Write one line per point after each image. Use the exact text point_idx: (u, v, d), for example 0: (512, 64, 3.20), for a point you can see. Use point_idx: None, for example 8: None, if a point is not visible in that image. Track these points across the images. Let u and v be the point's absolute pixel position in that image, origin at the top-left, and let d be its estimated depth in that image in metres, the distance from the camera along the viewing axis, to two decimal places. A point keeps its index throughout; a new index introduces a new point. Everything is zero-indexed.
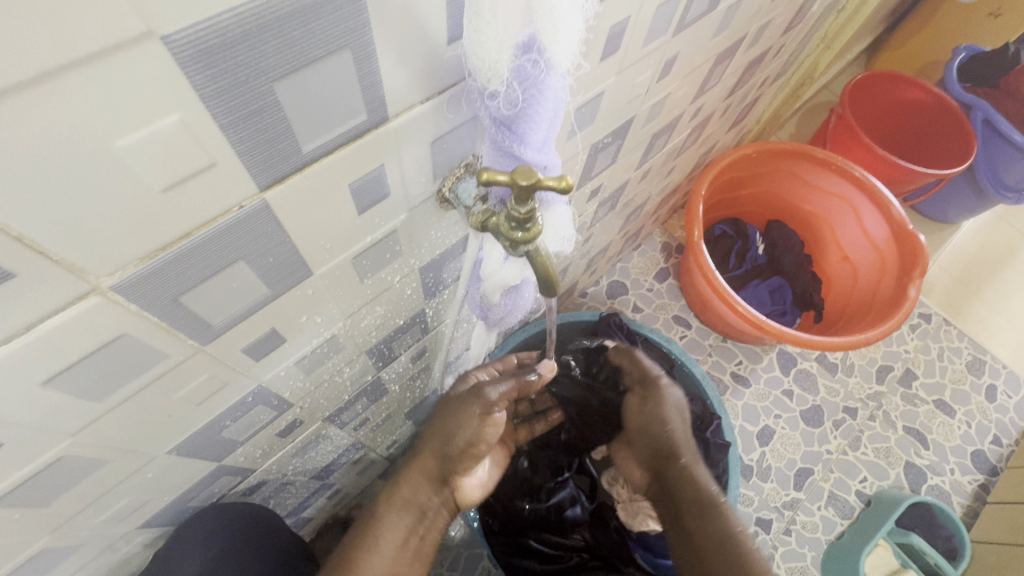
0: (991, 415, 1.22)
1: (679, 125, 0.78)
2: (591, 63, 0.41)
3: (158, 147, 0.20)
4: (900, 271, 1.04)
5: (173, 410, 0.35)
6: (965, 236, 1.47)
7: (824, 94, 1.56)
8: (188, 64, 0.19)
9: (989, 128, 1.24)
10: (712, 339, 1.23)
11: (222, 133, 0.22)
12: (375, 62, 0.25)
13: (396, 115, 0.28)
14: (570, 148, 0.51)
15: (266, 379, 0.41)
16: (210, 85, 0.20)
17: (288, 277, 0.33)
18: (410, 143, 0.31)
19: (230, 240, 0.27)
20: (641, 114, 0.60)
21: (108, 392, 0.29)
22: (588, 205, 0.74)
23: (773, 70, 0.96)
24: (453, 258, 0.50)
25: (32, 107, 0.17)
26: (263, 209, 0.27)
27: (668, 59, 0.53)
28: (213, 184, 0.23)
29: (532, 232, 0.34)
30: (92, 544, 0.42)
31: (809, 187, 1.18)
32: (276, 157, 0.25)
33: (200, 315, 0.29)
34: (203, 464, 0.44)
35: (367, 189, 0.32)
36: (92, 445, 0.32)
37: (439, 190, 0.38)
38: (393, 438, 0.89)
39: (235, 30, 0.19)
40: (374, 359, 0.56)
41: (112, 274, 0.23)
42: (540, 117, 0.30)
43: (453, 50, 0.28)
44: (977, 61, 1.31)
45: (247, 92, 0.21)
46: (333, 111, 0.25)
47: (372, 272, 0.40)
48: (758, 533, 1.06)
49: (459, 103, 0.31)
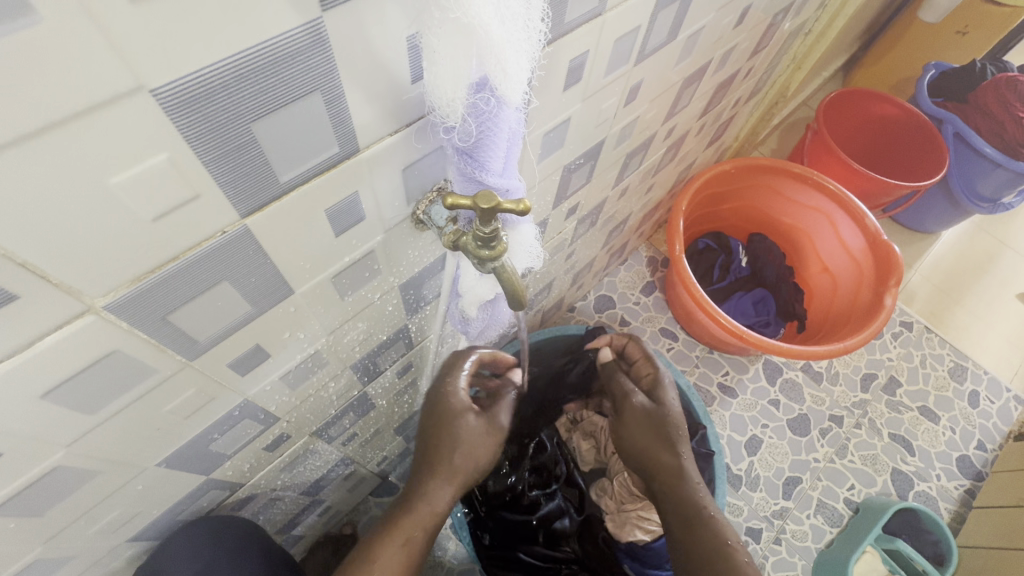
0: (975, 420, 1.24)
1: (653, 144, 0.81)
2: (554, 92, 0.44)
3: (148, 182, 0.23)
4: (877, 280, 1.07)
5: (162, 423, 0.37)
6: (944, 245, 1.51)
7: (803, 111, 1.61)
8: (173, 111, 0.22)
9: (960, 141, 1.29)
10: (699, 351, 1.26)
11: (205, 168, 0.24)
12: (344, 102, 0.28)
13: (367, 146, 0.31)
14: (542, 169, 0.54)
15: (252, 393, 0.43)
16: (194, 127, 0.23)
17: (271, 295, 0.35)
18: (381, 172, 0.34)
19: (214, 262, 0.29)
20: (612, 135, 0.64)
21: (102, 404, 0.31)
22: (567, 222, 0.77)
23: (745, 90, 1.01)
24: (432, 275, 0.52)
25: (39, 151, 0.19)
26: (244, 234, 0.29)
27: (633, 85, 0.57)
28: (197, 213, 0.26)
29: (497, 250, 0.37)
30: (84, 556, 0.44)
31: (787, 201, 1.21)
32: (256, 188, 0.27)
33: (187, 332, 0.32)
34: (191, 478, 0.46)
35: (343, 214, 0.34)
36: (85, 456, 0.34)
37: (413, 212, 0.40)
38: (383, 454, 0.90)
39: (215, 81, 0.22)
40: (360, 374, 0.58)
41: (105, 295, 0.26)
42: (497, 146, 0.33)
43: (417, 89, 0.31)
44: (945, 78, 1.36)
45: (227, 133, 0.24)
46: (308, 146, 0.28)
47: (352, 290, 0.43)
48: (748, 543, 1.07)
49: (426, 134, 0.34)
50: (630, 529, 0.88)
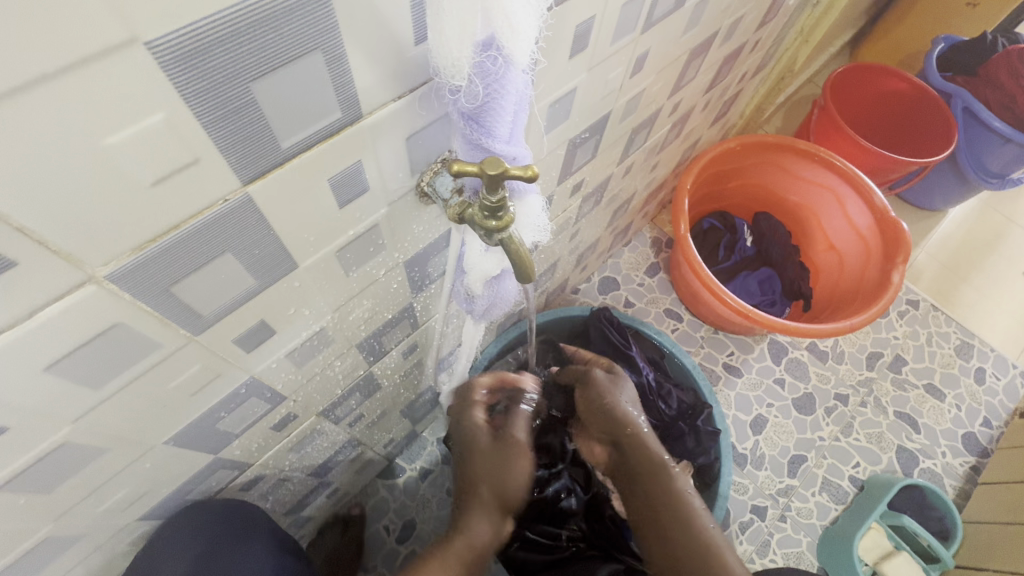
0: (981, 398, 1.24)
1: (658, 120, 0.80)
2: (560, 60, 0.43)
3: (146, 143, 0.22)
4: (884, 257, 1.06)
5: (169, 400, 0.37)
6: (952, 223, 1.49)
7: (809, 88, 1.59)
8: (169, 66, 0.21)
9: (970, 115, 1.26)
10: (703, 331, 1.25)
11: (203, 130, 0.24)
12: (346, 62, 0.27)
13: (371, 111, 0.30)
14: (546, 144, 0.53)
15: (258, 371, 0.43)
16: (191, 85, 0.22)
17: (275, 269, 0.35)
18: (384, 139, 0.33)
19: (217, 232, 0.28)
20: (617, 109, 0.62)
21: (107, 379, 0.31)
22: (572, 200, 0.76)
23: (752, 64, 0.99)
24: (437, 252, 0.52)
25: (32, 106, 0.19)
26: (246, 203, 0.28)
27: (639, 55, 0.55)
28: (198, 178, 0.25)
29: (505, 220, 0.36)
30: (95, 535, 0.44)
31: (794, 178, 1.20)
32: (257, 153, 0.27)
33: (191, 305, 0.31)
34: (200, 456, 0.46)
35: (346, 183, 0.34)
36: (92, 432, 0.33)
37: (418, 184, 0.39)
38: (390, 436, 0.90)
39: (212, 34, 0.21)
40: (365, 353, 0.58)
41: (106, 264, 0.25)
42: (503, 111, 0.31)
43: (420, 50, 0.30)
44: (956, 51, 1.33)
45: (225, 92, 0.23)
46: (309, 109, 0.27)
47: (357, 265, 0.42)
48: (753, 521, 1.08)
49: (430, 100, 0.33)
50: None
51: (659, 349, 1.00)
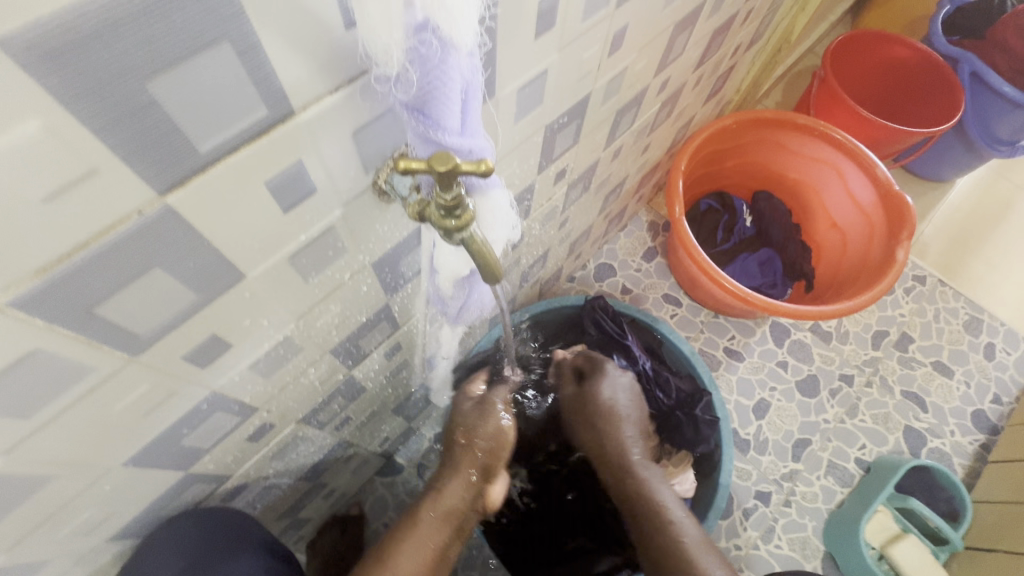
0: (991, 373, 1.21)
1: (646, 99, 0.76)
2: (523, 42, 0.40)
3: (22, 155, 0.20)
4: (888, 234, 1.03)
5: (119, 421, 0.35)
6: (960, 193, 1.44)
7: (809, 59, 1.53)
8: (36, 68, 0.18)
9: (977, 81, 1.21)
10: (703, 316, 1.22)
11: (96, 137, 0.21)
12: (263, 53, 0.24)
13: (303, 107, 0.28)
14: (518, 132, 0.50)
15: (219, 385, 0.41)
16: (69, 88, 0.19)
17: (218, 281, 0.32)
18: (326, 137, 0.30)
19: (136, 247, 0.26)
20: (598, 90, 0.59)
21: (37, 408, 0.29)
22: (557, 188, 0.73)
23: (745, 36, 0.94)
24: (408, 251, 0.49)
25: None
26: (168, 214, 0.26)
27: (616, 32, 0.52)
28: (102, 192, 0.23)
29: (463, 219, 0.33)
30: (62, 559, 0.42)
31: (793, 154, 1.15)
32: (171, 160, 0.24)
33: (123, 325, 0.29)
34: (168, 473, 0.44)
35: (289, 186, 0.31)
36: (32, 462, 0.32)
37: (374, 182, 0.37)
38: (383, 436, 0.89)
39: (85, 28, 0.18)
40: (342, 357, 0.56)
41: (6, 289, 0.23)
42: (451, 101, 0.29)
43: (351, 36, 0.27)
44: (962, 14, 1.27)
45: (116, 94, 0.20)
46: (226, 107, 0.24)
47: (316, 271, 0.40)
48: (757, 507, 1.06)
49: (373, 92, 0.30)
50: None
51: (657, 338, 0.97)
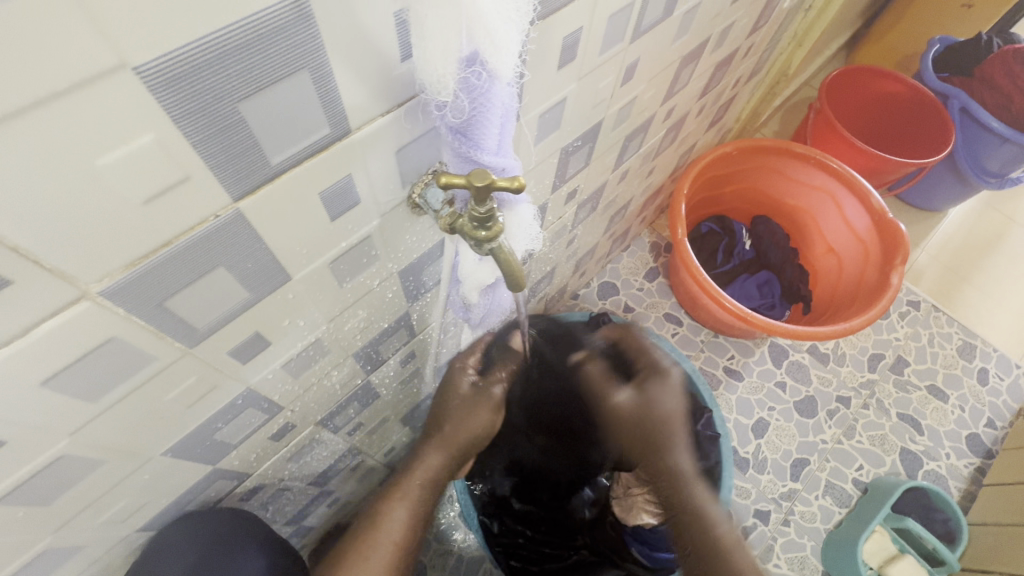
0: (984, 398, 1.23)
1: (652, 126, 0.80)
2: (547, 72, 0.43)
3: (134, 163, 0.23)
4: (882, 258, 1.06)
5: (166, 412, 0.37)
6: (952, 223, 1.48)
7: (804, 92, 1.59)
8: (157, 90, 0.21)
9: (967, 116, 1.26)
10: (703, 335, 1.25)
11: (193, 150, 0.24)
12: (333, 80, 0.27)
13: (358, 127, 0.31)
14: (535, 154, 0.54)
15: (254, 381, 0.43)
16: (179, 107, 0.23)
17: (268, 282, 0.35)
18: (374, 153, 0.34)
19: (210, 248, 0.29)
20: (609, 116, 0.63)
21: (104, 392, 0.31)
22: (567, 207, 0.77)
23: (746, 69, 0.99)
24: (431, 261, 0.52)
25: (35, 123, 0.19)
26: (237, 218, 0.29)
27: (628, 64, 0.56)
28: (189, 196, 0.26)
29: (493, 230, 0.36)
30: (96, 546, 0.44)
31: (790, 181, 1.20)
32: (247, 170, 0.27)
33: (186, 319, 0.32)
34: (199, 467, 0.47)
35: (337, 197, 0.34)
36: (90, 445, 0.34)
37: (409, 196, 0.40)
38: (389, 445, 0.90)
39: (200, 58, 0.22)
40: (362, 362, 0.58)
41: (99, 280, 0.26)
42: (489, 124, 0.32)
43: (406, 67, 0.30)
44: (952, 53, 1.33)
45: (214, 112, 0.24)
46: (297, 127, 0.28)
47: (350, 276, 0.43)
48: (756, 525, 1.07)
49: (416, 114, 0.34)
50: (635, 513, 0.90)
51: None
